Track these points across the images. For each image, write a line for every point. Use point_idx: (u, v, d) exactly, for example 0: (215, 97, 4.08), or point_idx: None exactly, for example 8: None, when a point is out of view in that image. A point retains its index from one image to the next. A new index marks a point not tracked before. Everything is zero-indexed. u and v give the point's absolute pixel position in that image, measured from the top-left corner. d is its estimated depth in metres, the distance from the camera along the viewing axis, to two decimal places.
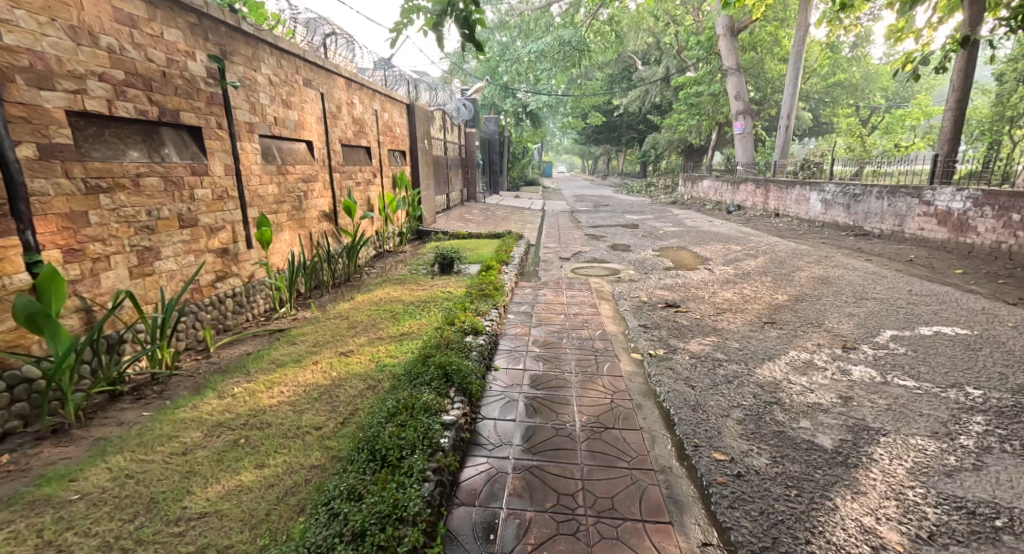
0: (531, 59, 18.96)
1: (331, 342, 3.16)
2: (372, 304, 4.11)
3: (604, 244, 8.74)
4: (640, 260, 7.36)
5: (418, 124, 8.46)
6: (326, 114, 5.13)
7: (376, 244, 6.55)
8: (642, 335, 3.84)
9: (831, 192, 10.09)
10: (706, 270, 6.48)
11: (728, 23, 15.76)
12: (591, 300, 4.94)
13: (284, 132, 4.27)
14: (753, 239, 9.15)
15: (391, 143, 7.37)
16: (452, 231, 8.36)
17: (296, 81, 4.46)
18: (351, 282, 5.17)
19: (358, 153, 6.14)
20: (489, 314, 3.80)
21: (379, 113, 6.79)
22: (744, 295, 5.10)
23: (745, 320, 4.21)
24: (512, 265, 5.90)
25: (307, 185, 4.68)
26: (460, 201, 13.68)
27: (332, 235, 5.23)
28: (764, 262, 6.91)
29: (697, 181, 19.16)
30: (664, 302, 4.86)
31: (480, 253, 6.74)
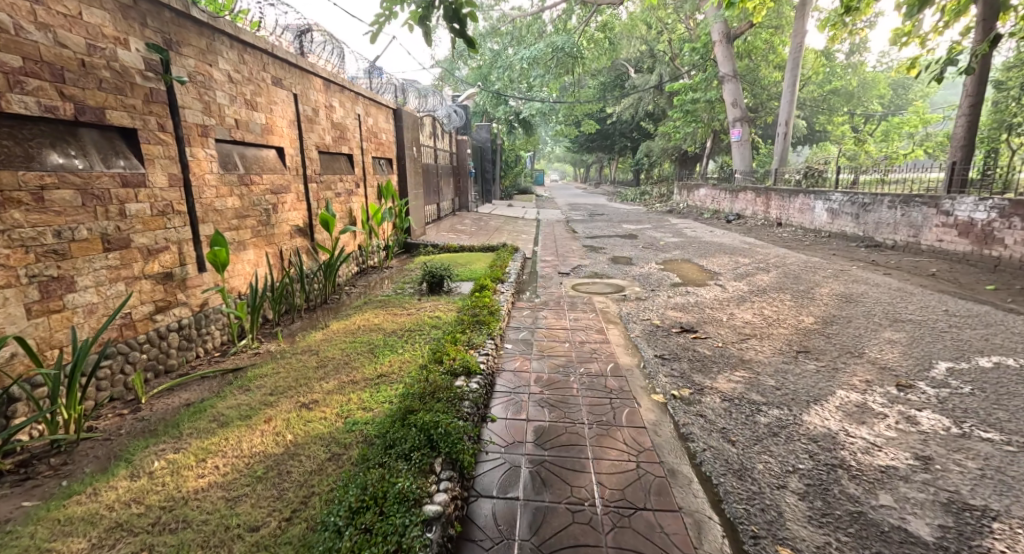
0: (523, 66, 18.56)
1: (293, 387, 2.62)
2: (350, 334, 3.58)
3: (605, 257, 8.27)
4: (645, 274, 6.89)
5: (406, 130, 7.96)
6: (301, 117, 4.60)
7: (358, 260, 6.01)
8: (661, 370, 3.34)
9: (838, 201, 9.70)
10: (717, 286, 6.00)
11: (724, 29, 15.48)
12: (598, 324, 4.44)
13: (248, 137, 3.74)
14: (759, 250, 8.71)
15: (376, 150, 6.84)
16: (443, 244, 7.85)
17: (263, 79, 3.93)
18: (329, 305, 4.64)
19: (339, 161, 5.61)
20: (482, 347, 3.27)
21: (363, 118, 6.27)
22: (765, 316, 4.62)
23: (773, 349, 3.72)
24: (508, 283, 5.40)
25: (277, 197, 4.14)
26: (451, 211, 13.17)
27: (308, 252, 4.70)
28: (777, 277, 6.45)
29: (692, 189, 18.84)
30: (679, 326, 4.36)
31: (473, 269, 6.24)
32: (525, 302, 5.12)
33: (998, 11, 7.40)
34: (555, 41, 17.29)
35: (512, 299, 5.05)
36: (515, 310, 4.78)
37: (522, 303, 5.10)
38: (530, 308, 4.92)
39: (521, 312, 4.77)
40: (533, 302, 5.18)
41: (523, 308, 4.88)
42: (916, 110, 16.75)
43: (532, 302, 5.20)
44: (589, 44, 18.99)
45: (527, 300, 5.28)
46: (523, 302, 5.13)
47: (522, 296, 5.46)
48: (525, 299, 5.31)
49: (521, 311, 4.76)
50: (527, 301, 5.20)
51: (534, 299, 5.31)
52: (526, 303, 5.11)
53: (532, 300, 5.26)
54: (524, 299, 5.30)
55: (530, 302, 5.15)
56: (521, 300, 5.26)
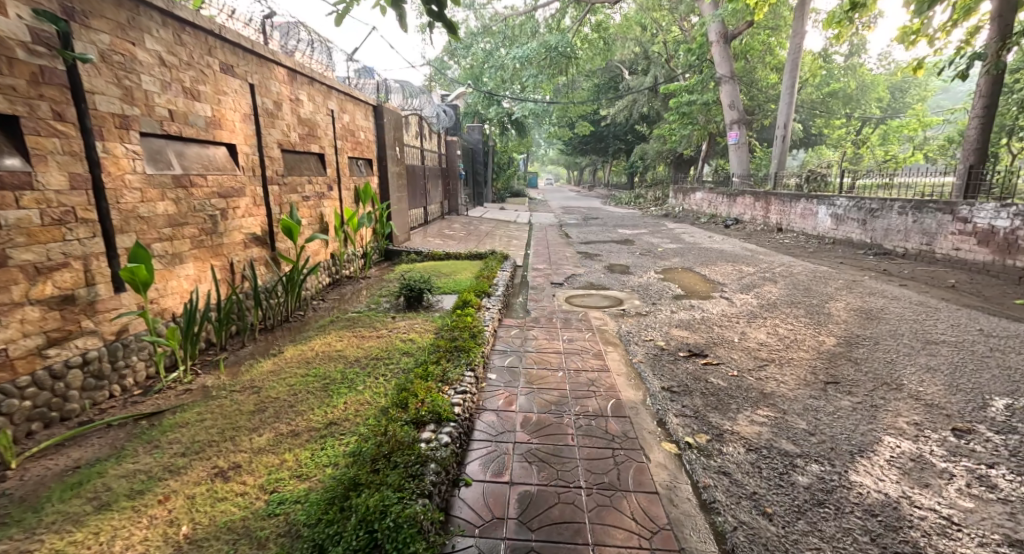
0: (516, 66, 18.10)
1: (216, 444, 2.08)
2: (305, 364, 3.04)
3: (601, 265, 7.78)
4: (644, 285, 6.40)
5: (388, 129, 7.44)
6: (259, 110, 4.07)
7: (330, 270, 5.47)
8: (671, 409, 2.83)
9: (844, 206, 9.27)
10: (723, 300, 5.53)
11: (721, 30, 15.21)
12: (595, 346, 3.93)
13: (188, 131, 3.21)
14: (762, 258, 8.27)
15: (353, 150, 6.31)
16: (427, 251, 7.33)
17: (209, 64, 3.40)
18: (291, 324, 4.12)
19: (308, 161, 5.08)
20: (458, 384, 2.75)
21: (337, 114, 5.74)
22: (781, 336, 4.13)
23: (797, 380, 3.23)
24: (495, 297, 4.89)
25: (227, 200, 3.61)
26: (440, 215, 12.65)
27: (269, 263, 4.18)
28: (786, 289, 5.99)
29: (688, 193, 18.44)
30: (686, 349, 3.87)
31: (458, 281, 5.72)
32: (514, 320, 4.62)
33: (1016, 6, 6.97)
34: (548, 41, 16.82)
35: (500, 318, 4.54)
36: (503, 330, 4.27)
37: (511, 321, 4.59)
38: (520, 327, 4.41)
39: (510, 332, 4.25)
40: (523, 319, 4.67)
41: (512, 327, 4.38)
42: (915, 113, 16.42)
43: (522, 318, 4.70)
44: (583, 44, 18.55)
45: (517, 316, 4.77)
46: (512, 319, 4.63)
47: (510, 312, 4.96)
48: (514, 315, 4.80)
49: (510, 331, 4.25)
50: (517, 318, 4.70)
51: (524, 315, 4.81)
52: (515, 321, 4.61)
53: (522, 317, 4.76)
54: (513, 315, 4.79)
55: (520, 320, 4.64)
56: (510, 317, 4.75)
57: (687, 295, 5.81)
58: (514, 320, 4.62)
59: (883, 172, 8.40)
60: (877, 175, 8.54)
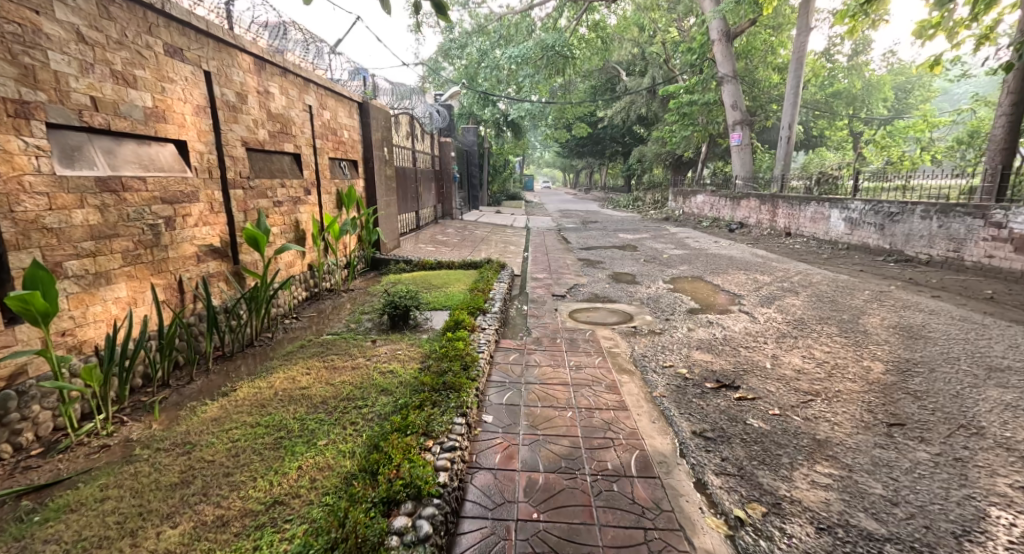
0: (512, 66, 17.61)
1: (112, 542, 1.58)
2: (258, 405, 2.50)
3: (605, 274, 7.25)
4: (654, 298, 5.87)
5: (375, 128, 6.91)
6: (219, 103, 3.53)
7: (308, 283, 4.92)
8: (710, 465, 2.31)
9: (859, 210, 8.78)
10: (744, 315, 5.00)
11: (723, 28, 14.73)
12: (607, 375, 3.38)
13: (120, 123, 2.67)
14: (775, 266, 7.76)
15: (335, 150, 5.76)
16: (417, 259, 6.78)
17: (149, 45, 2.86)
18: (256, 349, 3.57)
19: (281, 161, 4.54)
20: (445, 437, 2.20)
21: (316, 110, 5.19)
22: (819, 362, 3.60)
23: (854, 421, 2.69)
24: (491, 314, 4.36)
25: (174, 207, 3.06)
26: (433, 219, 12.13)
27: (231, 278, 3.63)
28: (810, 301, 5.47)
29: (688, 196, 18.00)
30: (712, 379, 3.35)
31: (450, 294, 5.19)
32: (513, 341, 4.09)
33: None
34: (545, 40, 16.34)
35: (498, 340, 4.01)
36: (502, 355, 3.73)
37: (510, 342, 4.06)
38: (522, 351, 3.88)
39: (511, 358, 3.71)
40: (524, 340, 4.13)
41: (512, 351, 3.85)
42: (922, 114, 15.99)
43: (524, 339, 4.17)
44: (580, 44, 18.07)
45: (516, 337, 4.24)
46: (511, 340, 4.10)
47: (509, 330, 4.42)
48: (514, 336, 4.26)
49: (510, 356, 3.72)
50: (517, 339, 4.16)
51: (525, 335, 4.27)
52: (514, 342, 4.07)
53: (522, 337, 4.23)
54: (512, 336, 4.26)
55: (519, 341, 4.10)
56: (509, 337, 4.22)
57: (703, 310, 5.29)
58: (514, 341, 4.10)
59: (900, 174, 7.93)
60: (893, 177, 8.06)
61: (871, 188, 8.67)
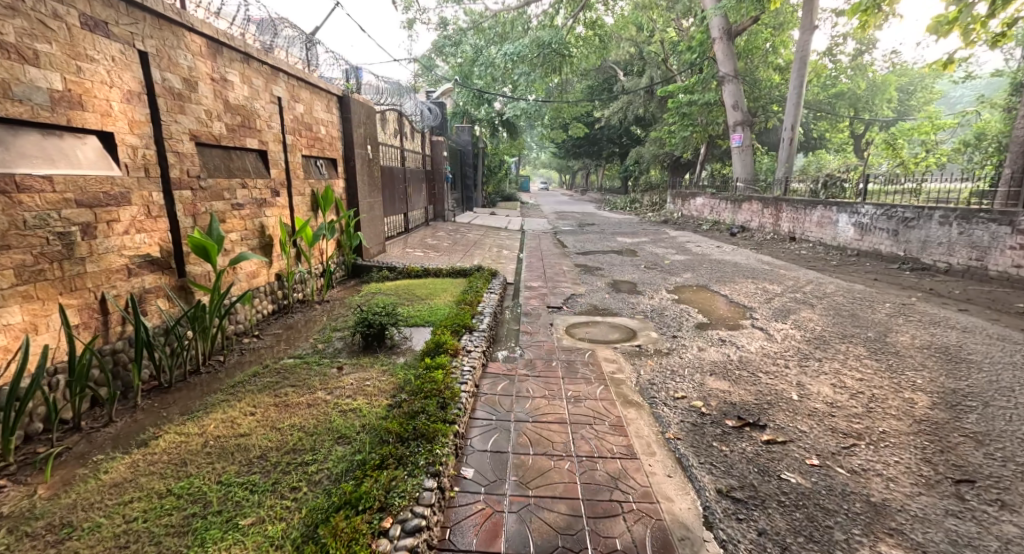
0: (508, 64, 17.17)
1: None
2: (177, 461, 2.01)
3: (604, 283, 6.77)
4: (658, 311, 5.40)
5: (357, 124, 6.41)
6: (159, 90, 3.04)
7: (275, 295, 4.43)
8: (746, 546, 1.86)
9: (871, 215, 8.34)
10: (758, 333, 4.53)
11: (724, 25, 14.34)
12: (611, 410, 2.92)
13: (13, 108, 2.21)
14: (784, 274, 7.31)
15: (310, 147, 5.27)
16: (402, 266, 6.29)
17: (56, 15, 2.38)
18: (203, 376, 3.08)
19: (243, 158, 4.04)
20: (407, 512, 1.73)
21: (286, 103, 4.69)
22: (854, 393, 3.12)
23: (911, 476, 2.22)
24: (479, 332, 3.89)
25: (96, 212, 2.58)
26: (424, 221, 11.66)
27: (175, 293, 3.13)
28: (828, 315, 5.00)
29: (687, 198, 17.61)
30: (732, 414, 2.89)
31: (434, 308, 4.70)
32: (502, 365, 3.59)
33: None
34: (541, 37, 15.90)
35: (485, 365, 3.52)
36: (489, 384, 3.24)
37: (497, 366, 3.56)
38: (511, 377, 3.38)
39: (498, 387, 3.22)
40: (513, 364, 3.64)
41: (500, 378, 3.35)
42: (927, 116, 15.63)
43: (513, 362, 3.67)
44: (577, 42, 17.63)
45: (506, 359, 3.74)
46: (499, 364, 3.61)
47: (498, 351, 3.93)
48: (503, 357, 3.77)
49: (497, 386, 3.23)
50: (506, 363, 3.66)
51: (515, 357, 3.78)
52: (502, 366, 3.58)
53: (512, 359, 3.73)
54: (501, 358, 3.76)
55: (508, 365, 3.60)
56: (497, 360, 3.73)
57: (712, 326, 4.82)
58: (502, 365, 3.60)
59: (913, 176, 7.52)
60: (906, 180, 7.64)
61: (882, 192, 8.24)
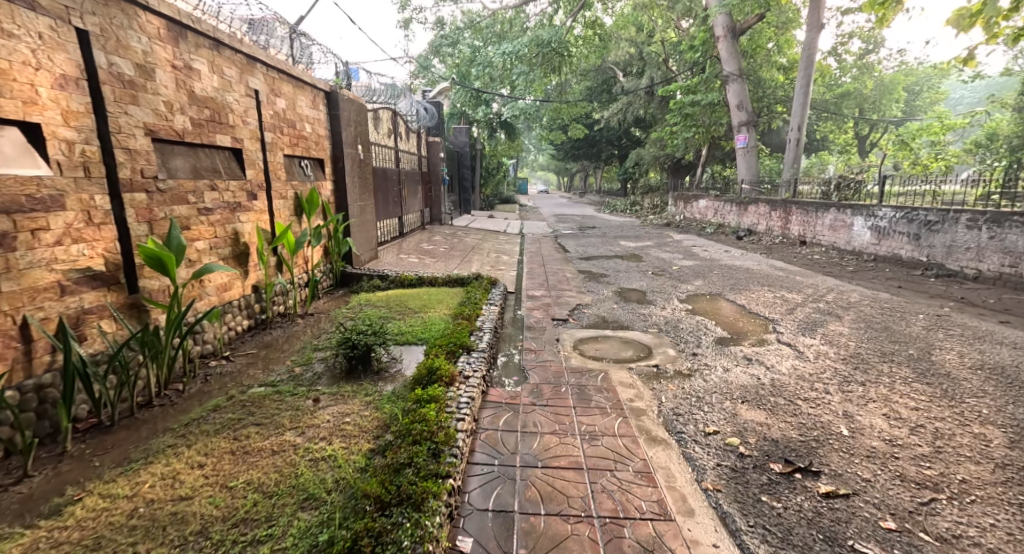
0: (506, 63, 16.79)
1: None
2: (89, 544, 1.62)
3: (611, 291, 6.34)
4: (672, 324, 4.97)
5: (347, 122, 5.98)
6: (104, 76, 2.60)
7: (250, 309, 3.98)
8: None
9: (890, 218, 7.97)
10: (787, 350, 4.10)
11: (727, 23, 14.00)
12: (634, 452, 2.49)
13: None
14: (801, 281, 6.91)
15: (293, 146, 4.82)
16: (394, 274, 5.84)
17: None
18: (156, 408, 2.62)
19: (212, 157, 3.59)
20: None
21: (264, 96, 4.25)
22: (913, 426, 2.70)
23: (1019, 547, 1.84)
24: (478, 353, 3.46)
25: (11, 218, 2.15)
26: (419, 225, 11.22)
27: (123, 313, 2.67)
28: (859, 329, 4.58)
29: (689, 200, 17.23)
30: (776, 456, 2.46)
31: (428, 323, 4.27)
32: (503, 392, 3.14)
33: None
34: (540, 36, 15.53)
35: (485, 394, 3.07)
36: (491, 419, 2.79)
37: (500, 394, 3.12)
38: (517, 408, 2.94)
39: (500, 422, 2.77)
40: (516, 391, 3.18)
41: (503, 410, 2.90)
42: (936, 116, 15.31)
43: (516, 388, 3.24)
44: (577, 41, 17.27)
45: (507, 385, 3.29)
46: (501, 391, 3.16)
47: (499, 374, 3.49)
48: (504, 383, 3.31)
49: (499, 420, 2.78)
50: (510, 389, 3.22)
51: (517, 382, 3.32)
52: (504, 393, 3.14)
53: (513, 386, 3.27)
54: (501, 383, 3.31)
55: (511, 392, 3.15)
56: (498, 386, 3.27)
57: (735, 341, 4.39)
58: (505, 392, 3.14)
59: (933, 178, 7.26)
60: (925, 182, 7.35)
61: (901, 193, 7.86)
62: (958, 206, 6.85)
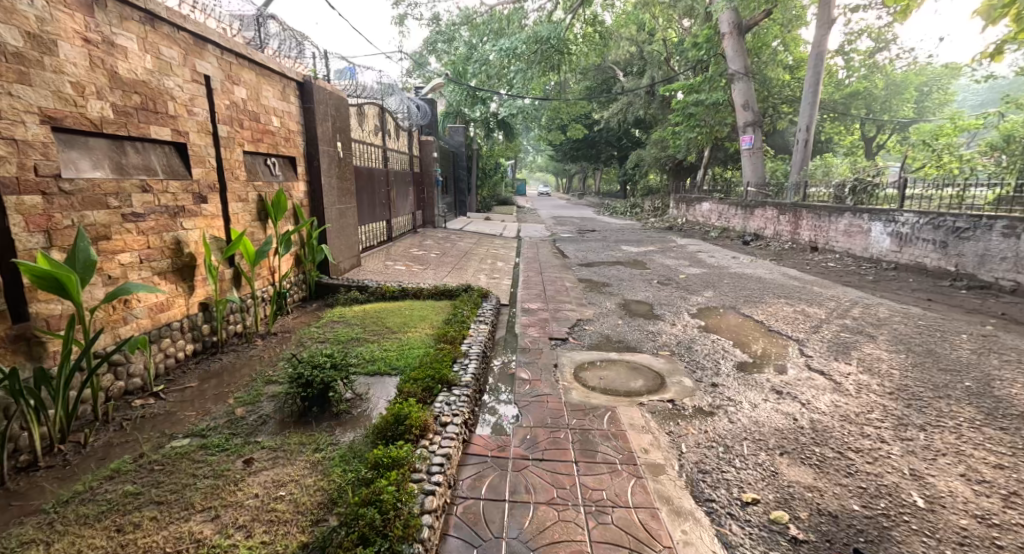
0: (503, 61, 16.22)
1: None
2: None
3: (614, 304, 5.78)
4: (685, 345, 4.41)
5: (323, 117, 5.40)
6: None
7: (196, 331, 3.40)
8: None
9: (913, 224, 7.45)
10: (822, 380, 3.53)
11: (734, 20, 13.45)
12: (658, 532, 1.97)
13: None
14: (821, 293, 6.38)
15: (255, 140, 4.24)
16: (375, 285, 5.26)
17: None
18: (40, 471, 2.06)
19: (146, 151, 3.03)
20: None
21: (217, 82, 3.67)
22: (1008, 496, 2.16)
23: None
24: (461, 389, 2.90)
25: None
26: (410, 228, 10.65)
27: (3, 347, 2.12)
28: (900, 352, 4.03)
29: (692, 203, 16.70)
30: (839, 543, 1.93)
31: (406, 347, 3.70)
32: (502, 406, 3.05)
33: None
34: (539, 32, 14.97)
35: (487, 421, 2.84)
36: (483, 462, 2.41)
37: (509, 420, 2.87)
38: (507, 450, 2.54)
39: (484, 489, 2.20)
40: (512, 400, 3.14)
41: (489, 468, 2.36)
42: (948, 117, 14.81)
43: (506, 433, 2.71)
44: (576, 40, 16.73)
45: (498, 412, 2.97)
46: (503, 415, 2.93)
47: (487, 413, 2.95)
48: (498, 393, 3.26)
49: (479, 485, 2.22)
50: (508, 411, 2.99)
51: (509, 389, 3.32)
52: (510, 418, 2.90)
53: (507, 406, 3.07)
54: (496, 393, 3.27)
55: (511, 404, 3.08)
56: (493, 398, 3.20)
57: (759, 367, 3.83)
58: (505, 407, 3.05)
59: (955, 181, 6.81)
60: (947, 185, 6.88)
61: (926, 198, 7.34)
62: (992, 212, 6.34)
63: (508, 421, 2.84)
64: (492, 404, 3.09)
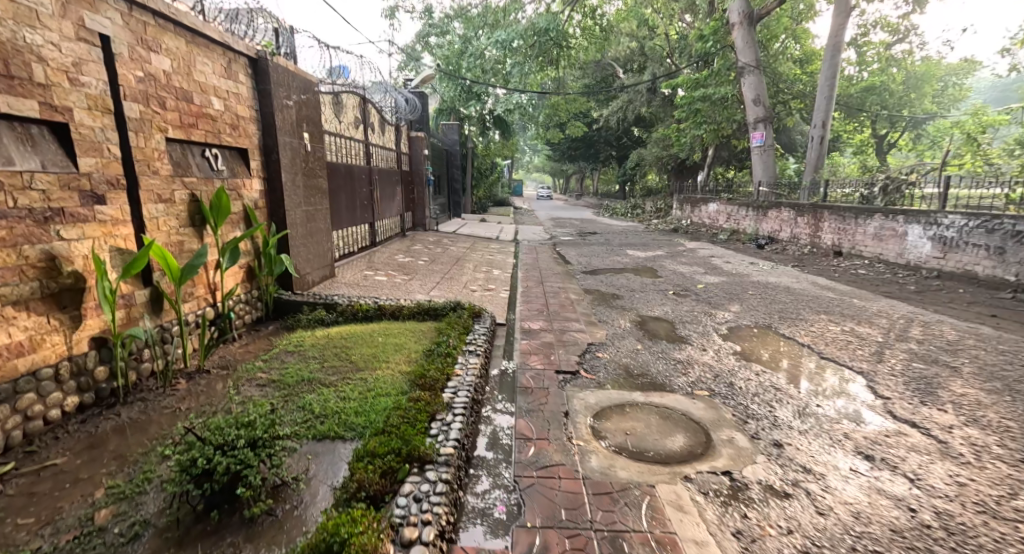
0: (498, 55, 15.34)
1: None
2: None
3: (629, 323, 4.93)
4: (725, 379, 3.56)
5: (284, 102, 4.49)
6: None
7: (86, 379, 2.53)
8: None
9: (960, 227, 6.67)
10: (920, 438, 2.67)
11: (745, 9, 12.53)
12: None
13: None
14: (866, 307, 5.55)
15: (187, 125, 3.37)
16: (345, 302, 4.36)
17: None
18: None
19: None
20: None
21: (125, 47, 2.81)
22: None
23: None
24: (438, 473, 2.04)
25: None
26: (398, 231, 9.78)
27: None
28: (1001, 393, 3.20)
29: (697, 204, 15.88)
30: None
31: (372, 394, 2.79)
32: (499, 415, 2.93)
33: None
34: (537, 23, 14.10)
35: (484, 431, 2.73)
36: (489, 469, 2.40)
37: (506, 429, 2.76)
38: (512, 456, 2.50)
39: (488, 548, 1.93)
40: (510, 409, 3.01)
41: (493, 507, 2.13)
42: (969, 112, 14.07)
43: (503, 541, 1.96)
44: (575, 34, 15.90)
45: (503, 476, 2.35)
46: (500, 425, 2.81)
47: (478, 492, 2.24)
48: (496, 445, 2.60)
49: (485, 532, 2.00)
50: (503, 494, 2.22)
51: (509, 462, 2.45)
52: (506, 429, 2.78)
53: (509, 471, 2.39)
54: (495, 464, 2.45)
55: (508, 414, 2.95)
56: (486, 462, 2.46)
57: (817, 405, 3.12)
58: (501, 416, 2.92)
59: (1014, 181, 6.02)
60: (993, 185, 6.30)
61: (979, 199, 6.53)
62: None
63: (505, 432, 2.73)
64: (492, 464, 2.44)
